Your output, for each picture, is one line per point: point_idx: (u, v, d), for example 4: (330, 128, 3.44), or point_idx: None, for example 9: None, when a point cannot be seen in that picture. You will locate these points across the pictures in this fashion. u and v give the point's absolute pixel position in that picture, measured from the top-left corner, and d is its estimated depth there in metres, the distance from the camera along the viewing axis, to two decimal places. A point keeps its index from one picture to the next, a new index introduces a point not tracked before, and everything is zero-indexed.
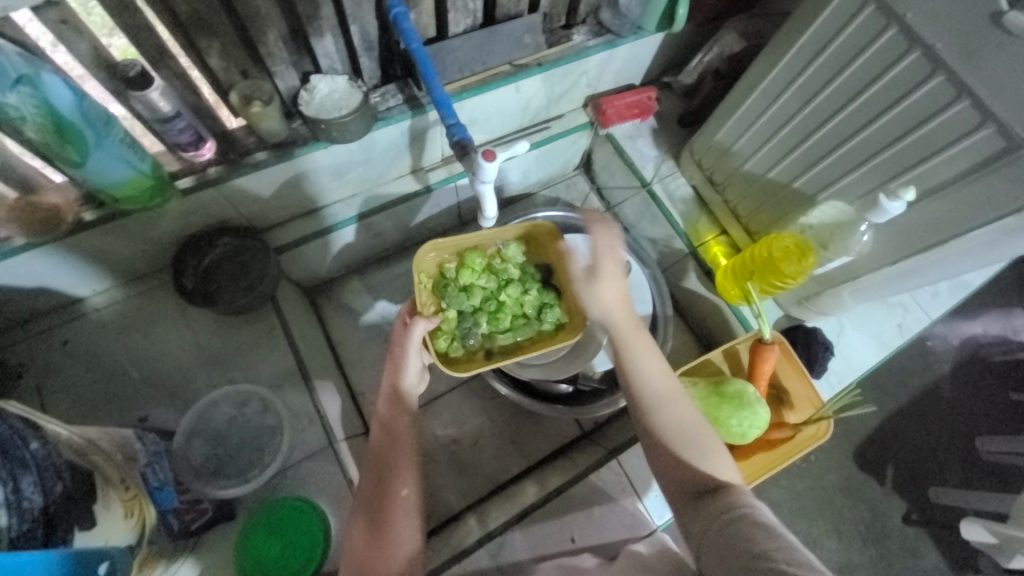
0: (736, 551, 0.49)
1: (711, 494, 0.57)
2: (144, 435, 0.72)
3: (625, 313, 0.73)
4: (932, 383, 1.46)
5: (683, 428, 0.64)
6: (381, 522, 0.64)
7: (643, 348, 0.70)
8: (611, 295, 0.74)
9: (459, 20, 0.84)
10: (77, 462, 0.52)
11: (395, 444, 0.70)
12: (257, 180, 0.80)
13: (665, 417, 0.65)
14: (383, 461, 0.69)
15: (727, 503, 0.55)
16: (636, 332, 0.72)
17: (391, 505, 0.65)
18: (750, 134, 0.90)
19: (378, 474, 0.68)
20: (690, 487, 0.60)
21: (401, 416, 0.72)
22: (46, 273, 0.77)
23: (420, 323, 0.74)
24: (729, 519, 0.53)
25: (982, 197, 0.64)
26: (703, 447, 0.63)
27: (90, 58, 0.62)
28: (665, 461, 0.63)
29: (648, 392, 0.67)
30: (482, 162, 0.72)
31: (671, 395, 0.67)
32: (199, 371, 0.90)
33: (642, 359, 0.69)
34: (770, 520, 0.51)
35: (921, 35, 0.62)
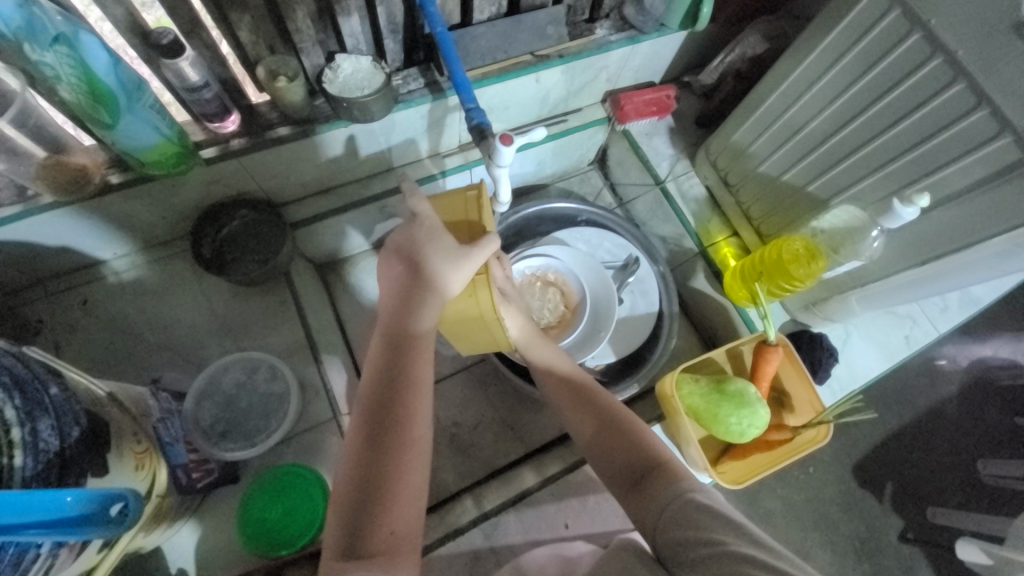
0: (692, 536, 0.51)
1: (648, 476, 0.60)
2: (158, 393, 0.74)
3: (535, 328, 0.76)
4: (938, 403, 1.45)
5: (615, 414, 0.68)
6: (389, 495, 0.55)
7: (549, 353, 0.75)
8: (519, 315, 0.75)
9: (484, 8, 0.85)
10: (93, 410, 0.54)
11: (398, 402, 0.60)
12: (278, 154, 0.82)
13: (595, 408, 0.69)
14: (381, 423, 0.59)
15: (665, 488, 0.57)
16: (544, 343, 0.76)
17: (399, 476, 0.57)
18: (767, 136, 0.90)
19: (376, 440, 0.58)
20: (628, 472, 0.63)
21: (404, 377, 0.62)
22: (69, 234, 0.79)
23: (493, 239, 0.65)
24: (677, 505, 0.55)
25: (998, 208, 0.64)
26: (639, 425, 0.67)
27: (125, 23, 0.64)
28: (613, 448, 0.65)
29: (572, 393, 0.72)
30: (499, 145, 0.71)
31: (587, 391, 0.71)
32: (210, 339, 0.92)
33: (555, 362, 0.75)
34: (723, 507, 0.54)
35: (944, 41, 0.62)
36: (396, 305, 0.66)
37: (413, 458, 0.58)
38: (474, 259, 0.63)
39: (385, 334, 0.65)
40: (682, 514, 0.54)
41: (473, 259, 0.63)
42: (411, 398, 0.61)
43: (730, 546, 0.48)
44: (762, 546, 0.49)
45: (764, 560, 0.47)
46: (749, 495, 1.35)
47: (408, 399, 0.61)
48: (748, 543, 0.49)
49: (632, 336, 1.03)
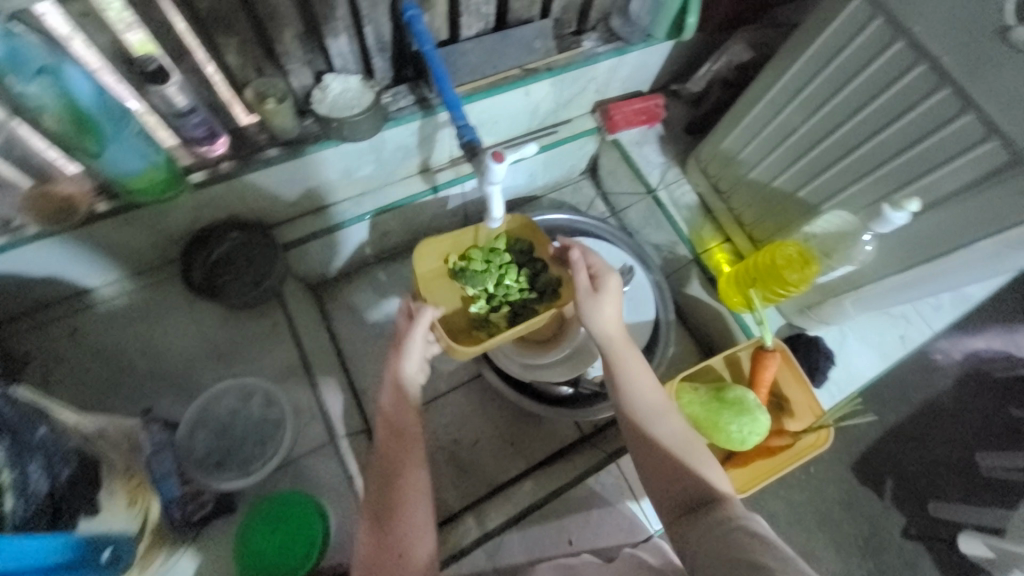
0: (735, 559, 0.51)
1: (705, 506, 0.60)
2: (150, 424, 0.76)
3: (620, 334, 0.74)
4: (934, 397, 1.46)
5: (685, 437, 0.68)
6: (393, 522, 0.63)
7: (634, 363, 0.73)
8: (607, 313, 0.74)
9: (471, 24, 0.86)
10: (82, 449, 0.54)
11: (399, 440, 0.70)
12: (269, 176, 0.82)
13: (663, 430, 0.68)
14: (387, 461, 0.68)
15: (713, 515, 0.58)
16: (627, 349, 0.73)
17: (401, 503, 0.64)
18: (757, 142, 0.90)
19: (385, 475, 0.67)
20: (687, 497, 0.62)
21: (404, 420, 0.72)
22: (58, 262, 0.78)
23: (426, 312, 0.76)
24: (724, 530, 0.55)
25: (990, 210, 0.64)
26: (701, 460, 0.66)
27: (111, 51, 0.63)
28: (675, 471, 0.64)
29: (649, 410, 0.69)
30: (491, 163, 0.70)
31: (664, 409, 0.70)
32: (203, 366, 0.90)
33: (640, 379, 0.71)
34: (766, 535, 0.54)
35: (929, 48, 0.63)
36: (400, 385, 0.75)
37: (413, 486, 0.66)
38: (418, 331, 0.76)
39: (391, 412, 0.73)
40: (725, 538, 0.54)
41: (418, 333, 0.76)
42: (403, 437, 0.70)
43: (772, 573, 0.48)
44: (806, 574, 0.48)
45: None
46: (751, 497, 1.35)
47: (408, 438, 0.70)
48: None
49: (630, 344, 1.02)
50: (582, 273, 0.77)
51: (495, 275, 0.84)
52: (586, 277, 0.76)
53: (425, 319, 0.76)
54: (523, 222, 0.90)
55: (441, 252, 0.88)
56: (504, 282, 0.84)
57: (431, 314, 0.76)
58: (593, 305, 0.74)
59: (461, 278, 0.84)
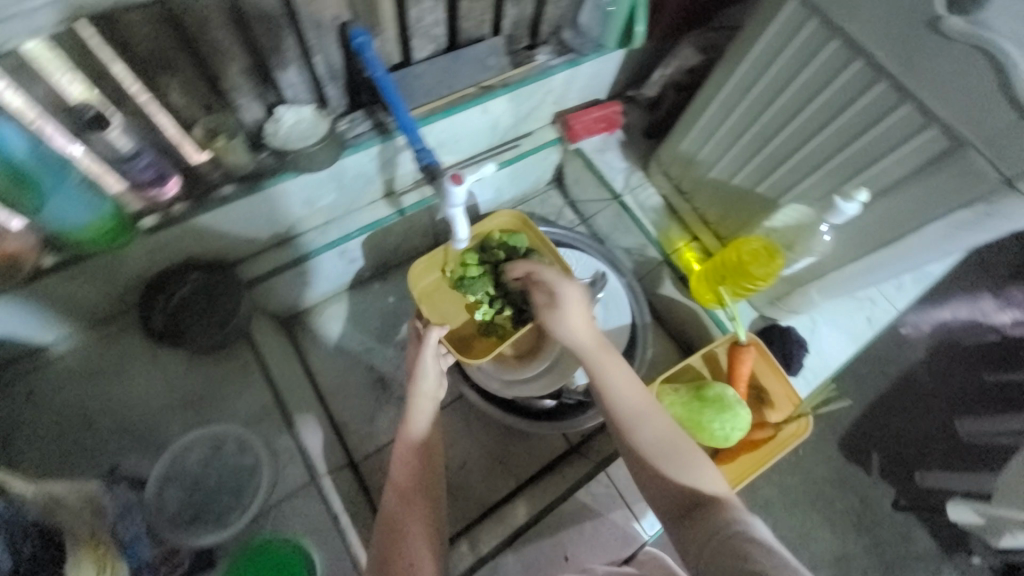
0: (736, 568, 0.51)
1: (701, 509, 0.60)
2: (115, 487, 0.74)
3: (595, 338, 0.74)
4: (909, 370, 1.50)
5: (671, 436, 0.67)
6: (410, 536, 0.68)
7: (616, 368, 0.71)
8: (573, 322, 0.74)
9: (423, 46, 0.85)
10: (42, 522, 0.52)
11: (423, 458, 0.75)
12: (224, 214, 0.80)
13: (648, 433, 0.68)
14: (415, 480, 0.73)
15: (712, 520, 0.58)
16: (605, 354, 0.73)
17: (419, 519, 0.70)
18: (713, 142, 0.93)
19: (409, 491, 0.72)
20: (682, 500, 0.63)
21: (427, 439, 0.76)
22: (5, 321, 0.74)
23: (432, 331, 0.81)
24: (723, 536, 0.55)
25: (935, 194, 0.67)
26: (692, 462, 0.66)
27: (49, 101, 0.60)
28: (666, 474, 0.65)
29: (631, 414, 0.69)
30: (450, 185, 0.69)
31: (648, 410, 0.69)
32: (171, 416, 0.87)
33: (620, 384, 0.71)
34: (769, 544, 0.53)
35: (864, 44, 0.65)
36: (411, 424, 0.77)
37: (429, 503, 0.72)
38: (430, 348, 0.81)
39: (410, 451, 0.75)
40: (725, 545, 0.54)
41: (429, 350, 0.81)
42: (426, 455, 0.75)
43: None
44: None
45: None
46: (745, 487, 1.37)
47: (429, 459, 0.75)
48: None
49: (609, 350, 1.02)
50: (540, 292, 0.78)
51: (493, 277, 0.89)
52: (541, 294, 0.78)
53: (434, 337, 0.81)
54: (512, 218, 0.94)
55: (437, 265, 0.93)
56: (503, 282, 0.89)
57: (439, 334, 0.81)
58: (555, 323, 0.75)
59: (462, 286, 0.89)
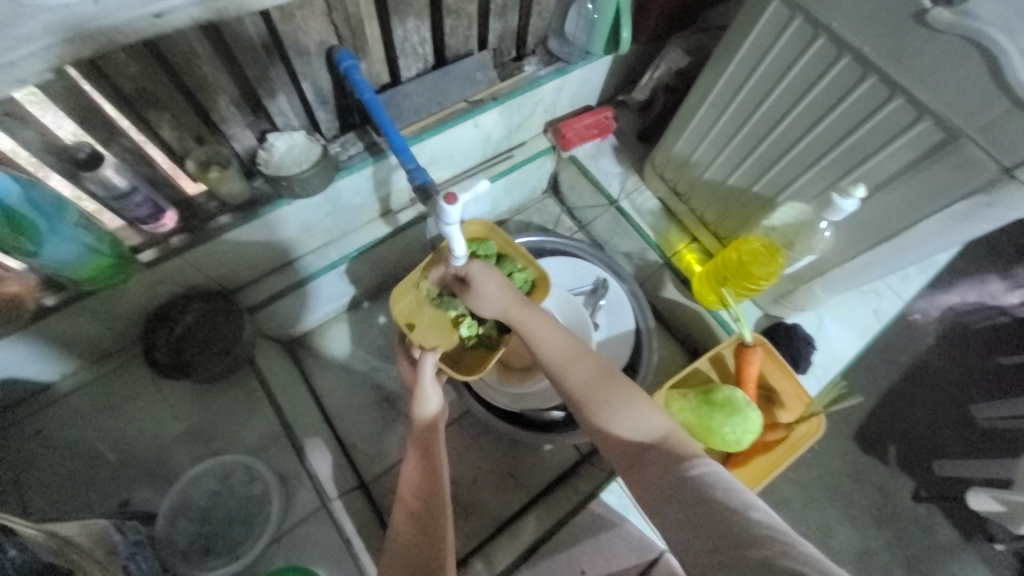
0: (702, 520, 0.50)
1: (645, 451, 0.59)
2: (124, 524, 0.72)
3: (515, 296, 0.73)
4: (920, 357, 1.48)
5: (598, 379, 0.67)
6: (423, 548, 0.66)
7: (539, 325, 0.71)
8: (490, 290, 0.74)
9: (410, 65, 0.86)
10: (56, 564, 0.51)
11: (430, 456, 0.74)
12: (222, 244, 0.80)
13: (576, 381, 0.67)
14: (426, 489, 0.71)
15: (660, 464, 0.57)
16: (528, 310, 0.72)
17: (434, 532, 0.68)
18: (706, 144, 0.92)
19: (420, 502, 0.71)
20: (625, 446, 0.61)
21: (433, 437, 0.75)
22: (10, 362, 0.74)
23: (428, 356, 0.78)
24: (675, 483, 0.54)
25: (932, 186, 0.66)
26: (625, 401, 0.65)
27: (38, 143, 0.61)
28: (601, 421, 0.64)
29: (558, 364, 0.69)
30: (444, 205, 0.64)
31: (573, 357, 0.69)
32: (179, 447, 0.87)
33: (545, 337, 0.70)
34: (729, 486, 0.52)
35: (849, 40, 0.65)
36: (421, 405, 0.78)
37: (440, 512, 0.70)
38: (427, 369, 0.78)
39: (416, 444, 0.75)
40: (684, 494, 0.53)
41: (427, 367, 0.78)
42: (431, 453, 0.74)
43: (749, 550, 0.45)
44: (802, 552, 0.44)
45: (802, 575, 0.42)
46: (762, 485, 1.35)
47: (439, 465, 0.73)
48: (795, 562, 0.43)
49: (615, 357, 1.01)
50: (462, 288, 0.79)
51: None
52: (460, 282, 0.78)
53: (429, 363, 0.78)
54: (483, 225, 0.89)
55: (412, 282, 0.87)
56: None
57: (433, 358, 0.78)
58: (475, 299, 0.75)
59: (443, 303, 0.85)
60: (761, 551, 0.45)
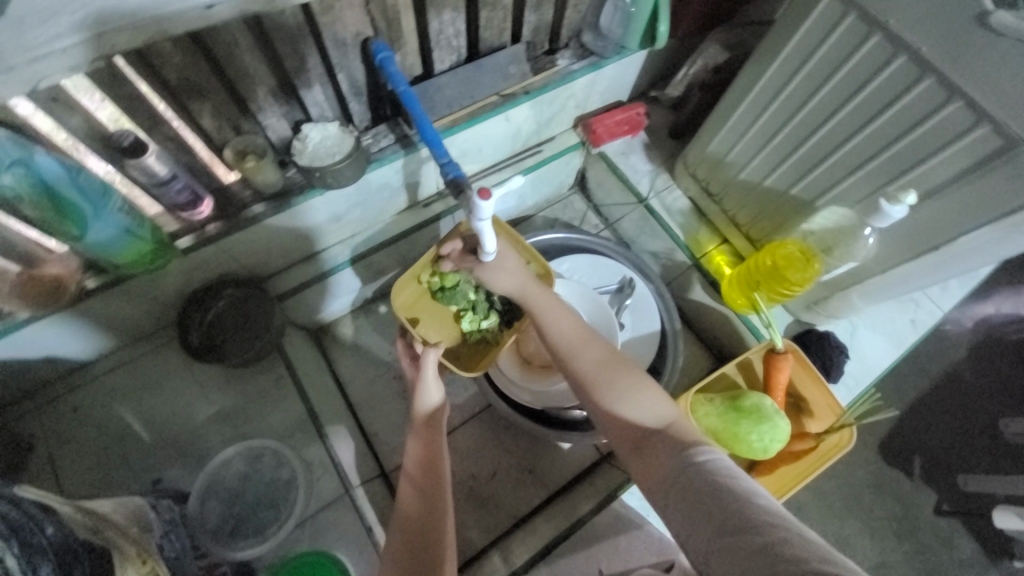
0: (701, 502, 0.51)
1: (649, 435, 0.61)
2: (158, 503, 0.75)
3: (531, 280, 0.75)
4: (952, 369, 1.43)
5: (604, 363, 0.69)
6: (426, 533, 0.68)
7: (551, 309, 0.73)
8: (504, 275, 0.74)
9: (444, 58, 0.85)
10: (94, 541, 0.53)
11: (433, 441, 0.77)
12: (256, 232, 0.81)
13: (585, 363, 0.69)
14: (429, 473, 0.74)
15: (665, 448, 0.58)
16: (543, 294, 0.74)
17: (436, 514, 0.69)
18: (743, 144, 0.90)
19: (424, 484, 0.73)
20: (627, 428, 0.63)
21: (438, 427, 0.79)
22: (53, 340, 0.77)
23: (430, 352, 0.79)
24: (676, 465, 0.55)
25: (987, 197, 0.63)
26: (632, 386, 0.66)
27: (84, 131, 0.63)
28: (609, 404, 0.65)
29: (567, 348, 0.70)
30: (477, 200, 0.62)
31: (582, 341, 0.71)
32: (209, 429, 0.89)
33: (556, 323, 0.72)
34: (723, 473, 0.52)
35: (906, 40, 0.62)
36: (421, 398, 0.80)
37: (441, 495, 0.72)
38: (427, 365, 0.79)
39: (420, 430, 0.78)
40: (683, 476, 0.54)
41: (428, 363, 0.79)
42: (432, 438, 0.77)
43: (747, 532, 0.46)
44: (802, 538, 0.45)
45: (800, 557, 0.43)
46: None
47: (440, 453, 0.76)
48: (791, 547, 0.44)
49: (639, 357, 1.00)
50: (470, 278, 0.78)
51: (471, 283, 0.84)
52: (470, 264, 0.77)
53: (431, 360, 0.79)
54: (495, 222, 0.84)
55: (412, 275, 0.86)
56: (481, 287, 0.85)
57: (434, 356, 0.79)
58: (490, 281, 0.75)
59: (444, 296, 0.84)
60: (759, 535, 0.46)
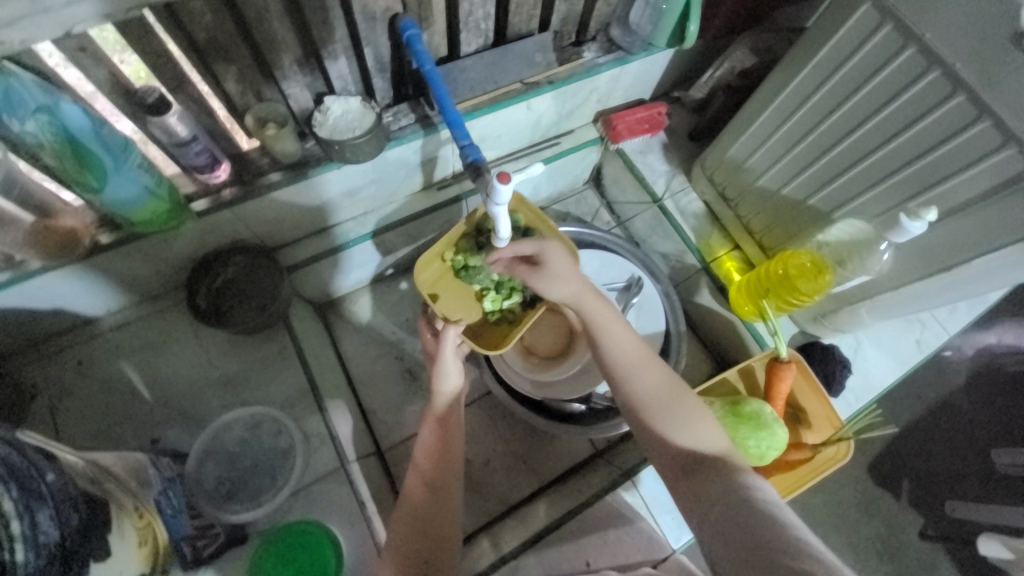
0: (744, 535, 0.51)
1: (701, 464, 0.61)
2: (159, 460, 0.76)
3: (589, 290, 0.71)
4: (948, 395, 1.42)
5: (663, 387, 0.67)
6: (429, 527, 0.70)
7: (610, 325, 0.70)
8: (560, 278, 0.70)
9: (471, 41, 0.85)
10: (93, 492, 0.54)
11: (446, 432, 0.77)
12: (271, 201, 0.81)
13: (643, 386, 0.67)
14: (438, 467, 0.74)
15: (718, 479, 0.58)
16: (603, 308, 0.71)
17: (440, 511, 0.72)
18: (763, 150, 0.89)
19: (434, 478, 0.74)
20: (677, 454, 0.63)
21: (453, 415, 0.78)
22: (62, 293, 0.77)
23: (450, 330, 0.79)
24: (727, 498, 0.56)
25: (1006, 220, 0.63)
26: (691, 414, 0.65)
27: (109, 83, 0.63)
28: (661, 425, 0.65)
29: (626, 365, 0.69)
30: (497, 184, 0.62)
31: (643, 362, 0.69)
32: (209, 393, 0.90)
33: (614, 334, 0.70)
34: (774, 509, 0.53)
35: (941, 55, 0.61)
36: (441, 385, 0.79)
37: (449, 492, 0.73)
38: (447, 348, 0.79)
39: (432, 424, 0.77)
40: (731, 508, 0.55)
41: (447, 346, 0.79)
42: (445, 431, 0.77)
43: (787, 563, 0.47)
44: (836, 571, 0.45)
45: None
46: None
47: (451, 445, 0.76)
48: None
49: None
50: (520, 266, 0.73)
51: None
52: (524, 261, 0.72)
53: (451, 336, 0.79)
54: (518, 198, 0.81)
55: (436, 253, 0.83)
56: None
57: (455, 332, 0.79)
58: (543, 285, 0.70)
59: (466, 275, 0.83)
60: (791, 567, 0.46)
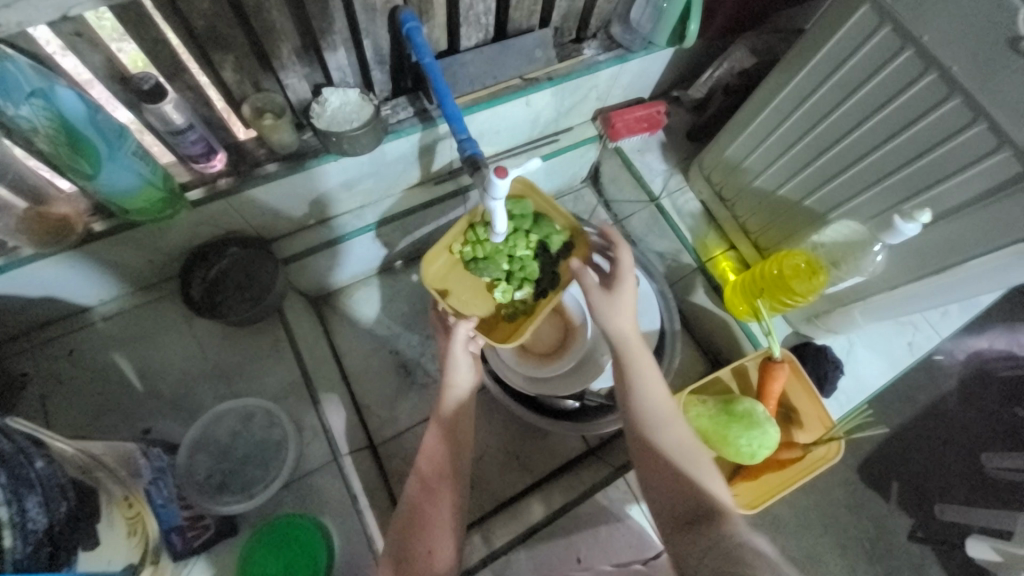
0: None
1: (705, 514, 0.59)
2: (149, 450, 0.75)
3: (634, 335, 0.73)
4: (938, 398, 1.44)
5: (683, 438, 0.67)
6: (421, 525, 0.69)
7: (646, 369, 0.71)
8: (623, 306, 0.74)
9: (471, 35, 0.84)
10: (82, 480, 0.53)
11: (452, 436, 0.75)
12: (267, 190, 0.80)
13: (665, 433, 0.67)
14: (441, 469, 0.73)
15: (718, 528, 0.56)
16: (643, 354, 0.72)
17: (435, 508, 0.70)
18: (761, 151, 0.89)
19: (434, 479, 0.72)
20: (681, 500, 0.61)
21: (461, 418, 0.77)
22: (55, 280, 0.77)
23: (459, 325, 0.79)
24: (724, 545, 0.54)
25: (999, 222, 0.64)
26: (702, 470, 0.64)
27: (104, 69, 0.62)
28: (672, 468, 0.64)
29: (654, 410, 0.69)
30: (494, 178, 0.62)
31: (670, 415, 0.69)
32: (201, 384, 0.89)
33: (650, 377, 0.71)
34: (782, 564, 0.51)
35: (939, 58, 0.61)
36: (454, 382, 0.79)
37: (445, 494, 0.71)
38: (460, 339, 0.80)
39: (437, 427, 0.76)
40: (728, 552, 0.53)
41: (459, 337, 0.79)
42: (450, 436, 0.75)
43: None
44: None
45: None
46: None
47: (456, 449, 0.75)
48: None
49: None
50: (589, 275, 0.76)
51: (504, 253, 0.80)
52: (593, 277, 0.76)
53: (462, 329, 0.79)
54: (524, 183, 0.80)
55: (445, 246, 0.84)
56: (516, 256, 0.81)
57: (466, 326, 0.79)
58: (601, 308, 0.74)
59: (474, 267, 0.82)
60: None
